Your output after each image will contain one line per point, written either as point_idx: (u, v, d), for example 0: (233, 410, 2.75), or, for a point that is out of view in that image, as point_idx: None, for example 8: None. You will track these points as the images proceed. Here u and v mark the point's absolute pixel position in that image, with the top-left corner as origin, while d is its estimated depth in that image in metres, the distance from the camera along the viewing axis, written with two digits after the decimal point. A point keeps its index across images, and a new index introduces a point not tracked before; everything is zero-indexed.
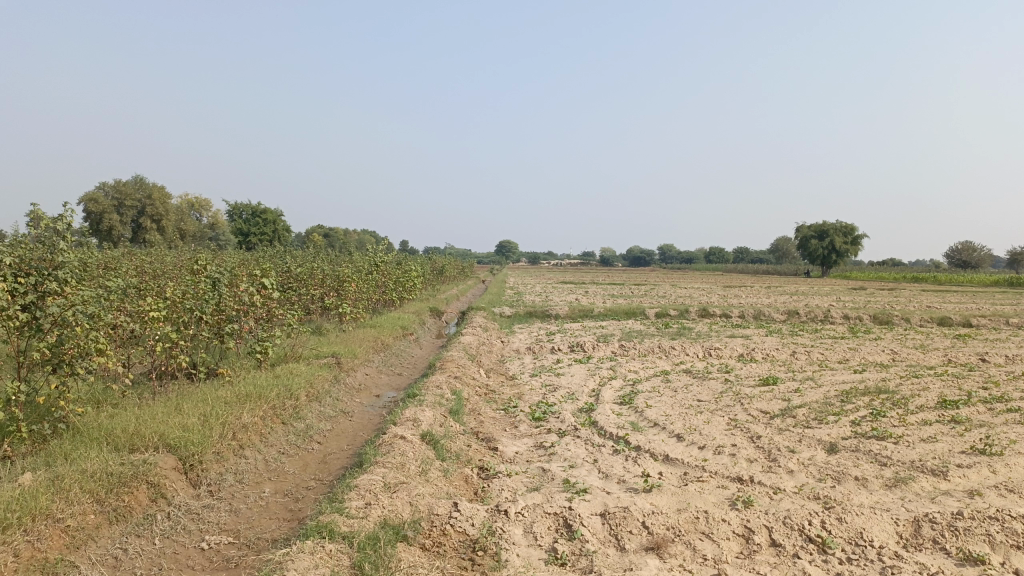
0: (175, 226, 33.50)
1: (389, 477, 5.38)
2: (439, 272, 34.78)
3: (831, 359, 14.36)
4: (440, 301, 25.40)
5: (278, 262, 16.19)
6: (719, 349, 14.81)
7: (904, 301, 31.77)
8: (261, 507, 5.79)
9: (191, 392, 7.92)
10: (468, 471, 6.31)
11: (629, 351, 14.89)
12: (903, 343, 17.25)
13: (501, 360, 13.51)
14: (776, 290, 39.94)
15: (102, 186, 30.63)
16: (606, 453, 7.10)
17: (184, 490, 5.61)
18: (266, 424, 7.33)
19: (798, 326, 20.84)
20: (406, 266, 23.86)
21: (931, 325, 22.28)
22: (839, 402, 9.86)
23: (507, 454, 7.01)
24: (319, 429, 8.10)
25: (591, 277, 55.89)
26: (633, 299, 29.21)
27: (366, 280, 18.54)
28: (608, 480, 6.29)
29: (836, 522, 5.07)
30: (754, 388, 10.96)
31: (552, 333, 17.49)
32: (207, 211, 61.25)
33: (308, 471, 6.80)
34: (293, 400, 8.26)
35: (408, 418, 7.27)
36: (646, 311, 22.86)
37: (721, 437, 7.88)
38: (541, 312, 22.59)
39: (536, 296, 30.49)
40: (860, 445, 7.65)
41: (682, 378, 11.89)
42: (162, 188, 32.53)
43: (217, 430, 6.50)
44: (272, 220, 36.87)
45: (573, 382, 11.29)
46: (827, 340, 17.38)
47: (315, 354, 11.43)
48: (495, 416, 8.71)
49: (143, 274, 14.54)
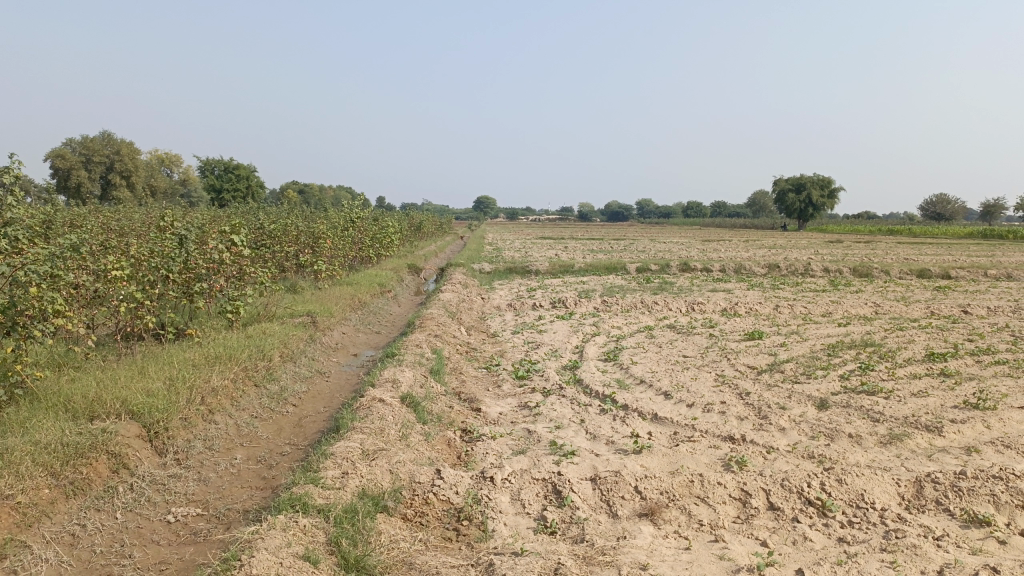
0: (147, 183, 32.58)
1: (367, 443, 5.08)
2: (417, 229, 34.19)
3: (815, 312, 14.24)
4: (419, 258, 24.98)
5: (251, 217, 15.67)
6: (702, 303, 14.61)
7: (882, 254, 31.83)
8: (232, 476, 5.50)
9: (158, 354, 7.54)
10: (450, 434, 6.03)
11: (611, 306, 14.65)
12: (885, 296, 17.17)
13: (481, 318, 13.20)
14: (753, 243, 39.98)
15: (68, 142, 29.60)
16: (593, 413, 6.86)
17: (149, 460, 5.29)
18: (237, 387, 7.00)
19: (779, 280, 20.73)
20: (383, 221, 23.35)
21: (911, 277, 22.29)
22: (826, 357, 9.70)
23: (491, 416, 6.74)
24: (294, 391, 7.77)
25: (569, 233, 55.61)
26: (613, 254, 28.93)
27: (342, 237, 18.07)
28: (596, 441, 6.05)
29: (836, 484, 4.87)
30: (739, 342, 10.78)
31: (533, 289, 17.23)
32: (179, 167, 59.78)
33: (282, 436, 6.50)
34: (266, 361, 7.91)
35: (387, 379, 6.97)
36: (627, 266, 22.62)
37: (709, 394, 7.67)
38: (521, 267, 22.28)
39: (516, 252, 30.14)
40: (852, 400, 7.48)
41: (666, 333, 11.67)
42: (131, 142, 31.52)
43: (185, 395, 6.15)
44: (246, 175, 35.95)
45: (556, 338, 11.04)
46: (809, 294, 17.26)
47: (290, 313, 11.05)
48: (477, 375, 8.44)
49: (109, 231, 13.99)
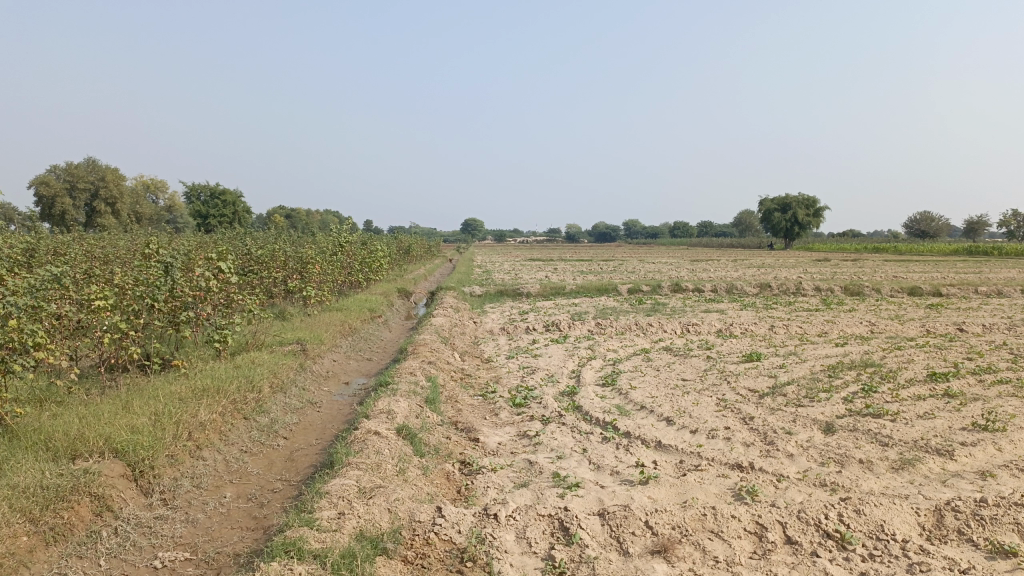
0: (132, 209, 32.26)
1: (363, 480, 4.84)
2: (405, 253, 33.96)
3: (811, 332, 14.12)
4: (408, 282, 24.74)
5: (238, 243, 15.44)
6: (697, 325, 14.46)
7: (870, 272, 31.88)
8: (221, 517, 5.24)
9: (143, 387, 7.28)
10: (449, 467, 5.80)
11: (605, 329, 14.47)
12: (878, 314, 17.10)
13: (474, 342, 12.98)
14: (741, 262, 40.02)
15: (53, 169, 29.31)
16: (595, 441, 6.66)
17: (133, 501, 5.03)
18: (226, 421, 6.75)
19: (772, 299, 20.64)
20: (371, 245, 23.13)
21: (902, 295, 22.27)
22: (827, 378, 9.54)
23: (490, 446, 6.52)
24: (285, 423, 7.52)
25: (558, 254, 55.53)
26: (603, 275, 28.80)
27: (331, 262, 17.84)
28: (601, 472, 5.84)
29: (854, 515, 4.67)
30: (738, 365, 10.61)
31: (524, 312, 17.03)
32: (165, 193, 59.42)
33: (274, 471, 6.24)
34: (256, 393, 7.66)
35: (382, 409, 6.74)
36: (618, 287, 22.48)
37: (713, 419, 7.48)
38: (512, 290, 22.10)
39: (506, 274, 30.02)
40: (858, 424, 7.31)
41: (663, 356, 11.50)
42: (116, 169, 31.24)
43: (171, 430, 5.90)
44: (232, 201, 35.68)
45: (552, 363, 10.83)
46: (802, 313, 17.16)
47: (279, 341, 10.80)
48: (474, 403, 8.22)
49: (94, 259, 13.71)
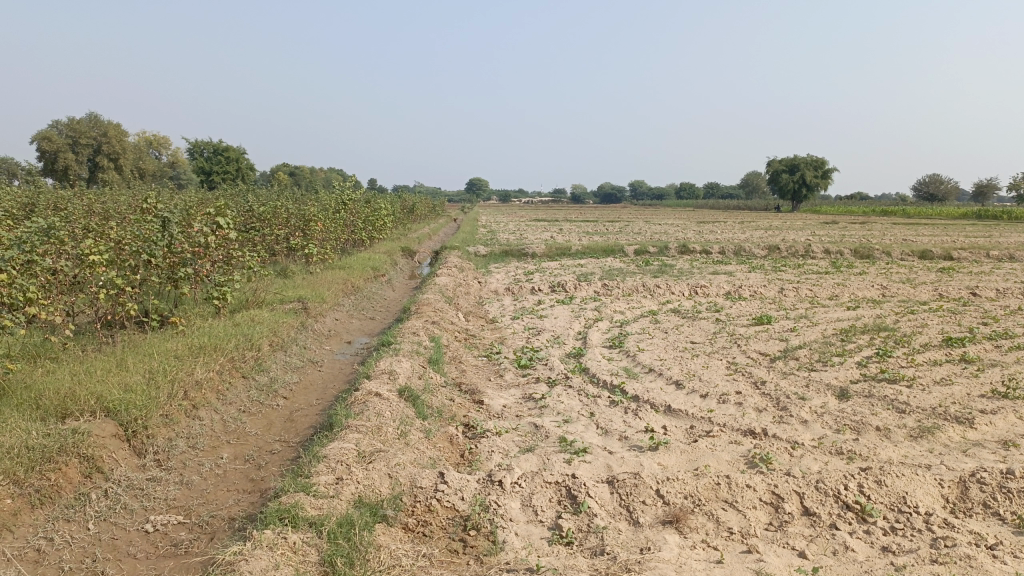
0: (135, 165, 31.84)
1: (363, 444, 4.64)
2: (409, 211, 33.58)
3: (822, 295, 13.87)
4: (412, 241, 24.44)
5: (239, 200, 15.15)
6: (705, 286, 14.20)
7: (879, 235, 31.46)
8: (216, 479, 5.07)
9: (138, 345, 7.09)
10: (452, 430, 5.62)
11: (612, 290, 14.23)
12: (888, 278, 16.81)
13: (479, 302, 12.76)
14: (749, 224, 39.53)
15: (54, 124, 28.96)
16: (603, 405, 6.46)
17: (125, 462, 4.85)
18: (223, 380, 6.56)
19: (780, 262, 20.34)
20: (375, 203, 22.80)
21: (912, 258, 21.94)
22: (839, 342, 9.31)
23: (494, 409, 6.33)
24: (284, 382, 7.34)
25: (562, 215, 55.06)
26: (609, 237, 28.47)
27: (333, 219, 17.55)
28: (609, 437, 5.65)
29: (875, 486, 4.48)
30: (748, 327, 10.38)
31: (529, 272, 16.78)
32: (168, 149, 58.93)
33: (273, 432, 6.07)
34: (254, 351, 7.46)
35: (383, 370, 6.54)
36: (625, 248, 22.19)
37: (723, 384, 7.28)
38: (517, 250, 21.83)
39: (510, 234, 29.70)
40: (873, 389, 7.10)
41: (671, 318, 11.27)
42: (118, 124, 30.81)
43: (166, 389, 5.71)
44: (236, 157, 35.22)
45: (558, 324, 10.62)
46: (812, 276, 16.88)
47: (280, 299, 10.59)
48: (478, 364, 8.02)
49: (93, 214, 13.46)
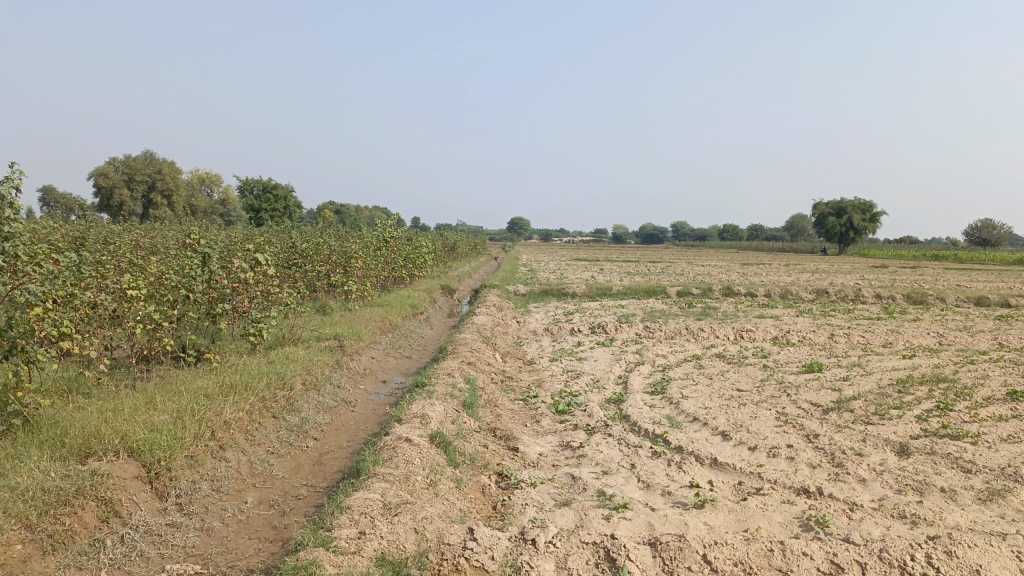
0: (187, 202, 32.56)
1: (389, 494, 4.39)
2: (451, 250, 33.66)
3: (874, 342, 13.30)
4: (453, 279, 24.40)
5: (282, 237, 15.24)
6: (751, 331, 13.75)
7: (931, 280, 30.48)
8: (238, 525, 4.86)
9: (171, 382, 6.99)
10: (484, 480, 5.34)
11: (654, 333, 13.87)
12: (944, 325, 16.13)
13: (517, 343, 12.51)
14: (795, 267, 38.72)
15: (112, 161, 29.85)
16: (645, 456, 6.13)
17: (145, 506, 4.69)
18: (253, 419, 6.40)
19: (829, 306, 19.72)
20: (416, 241, 22.84)
21: (968, 305, 21.11)
22: (896, 394, 8.82)
23: (530, 457, 6.04)
24: (315, 423, 7.15)
25: (603, 256, 54.79)
26: (651, 277, 28.11)
27: (375, 257, 17.56)
28: (651, 492, 5.32)
29: (945, 557, 4.02)
30: (797, 375, 9.94)
31: (569, 313, 16.49)
32: (219, 187, 60.41)
33: (300, 476, 5.86)
34: (287, 390, 7.30)
35: (416, 413, 6.31)
36: (667, 290, 21.79)
37: (773, 436, 6.89)
38: (557, 290, 21.60)
39: (550, 274, 29.50)
40: (936, 446, 6.63)
41: (716, 363, 10.87)
42: (172, 162, 31.65)
43: (193, 429, 5.56)
44: (284, 195, 35.84)
45: (597, 368, 10.31)
46: (863, 322, 16.29)
47: (316, 336, 10.48)
48: (514, 409, 7.75)
49: (140, 249, 13.63)
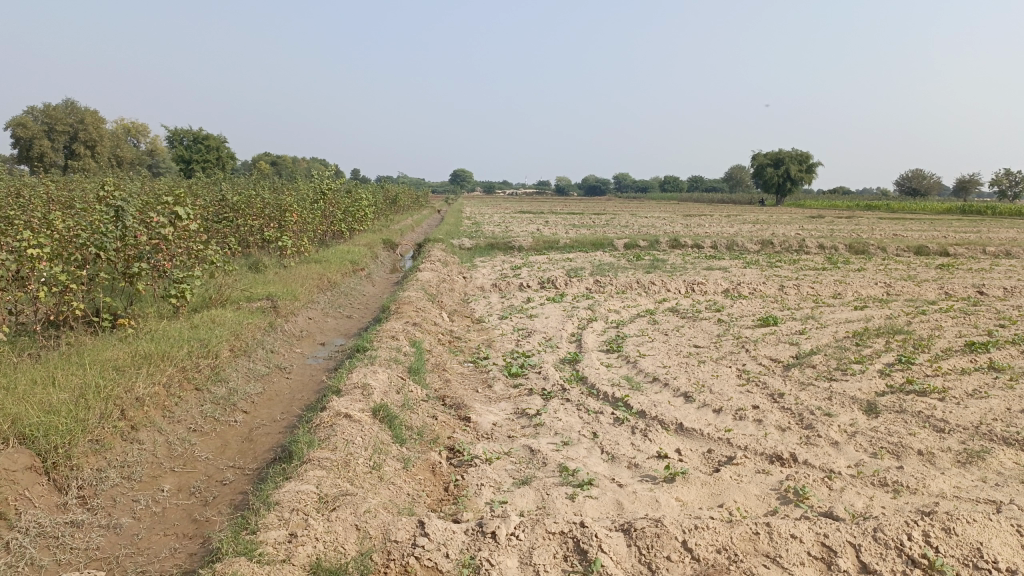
0: (113, 153, 30.66)
1: (326, 482, 3.83)
2: (392, 203, 32.67)
3: (825, 293, 13.14)
4: (394, 233, 23.57)
5: (209, 189, 14.21)
6: (703, 283, 13.44)
7: (870, 230, 30.85)
8: (153, 519, 4.24)
9: (79, 352, 6.22)
10: (434, 458, 4.83)
11: (604, 287, 13.45)
12: (889, 275, 16.15)
13: (464, 300, 11.93)
14: (736, 218, 38.78)
15: (29, 111, 27.83)
16: (606, 423, 5.68)
17: (40, 503, 4.01)
18: (171, 394, 5.71)
19: (775, 257, 19.66)
20: (356, 194, 21.88)
21: (908, 254, 21.33)
22: (855, 347, 8.59)
23: (483, 428, 5.54)
24: (246, 393, 6.51)
25: (547, 208, 54.24)
26: (597, 230, 27.81)
27: (312, 210, 16.64)
28: (616, 465, 4.88)
29: (943, 535, 3.68)
30: (754, 330, 9.64)
31: (517, 267, 15.95)
32: (147, 138, 57.49)
33: (226, 456, 5.25)
34: (212, 358, 6.59)
35: (356, 383, 5.72)
36: (615, 242, 21.41)
37: (738, 396, 6.53)
38: (503, 243, 21.00)
39: (494, 226, 28.87)
40: (904, 404, 6.38)
41: (671, 319, 10.51)
42: (96, 112, 29.67)
43: (98, 408, 4.86)
44: (216, 146, 34.10)
45: (549, 325, 9.83)
46: (811, 272, 16.19)
47: (246, 296, 9.72)
48: (464, 373, 7.22)
49: (51, 202, 12.51)
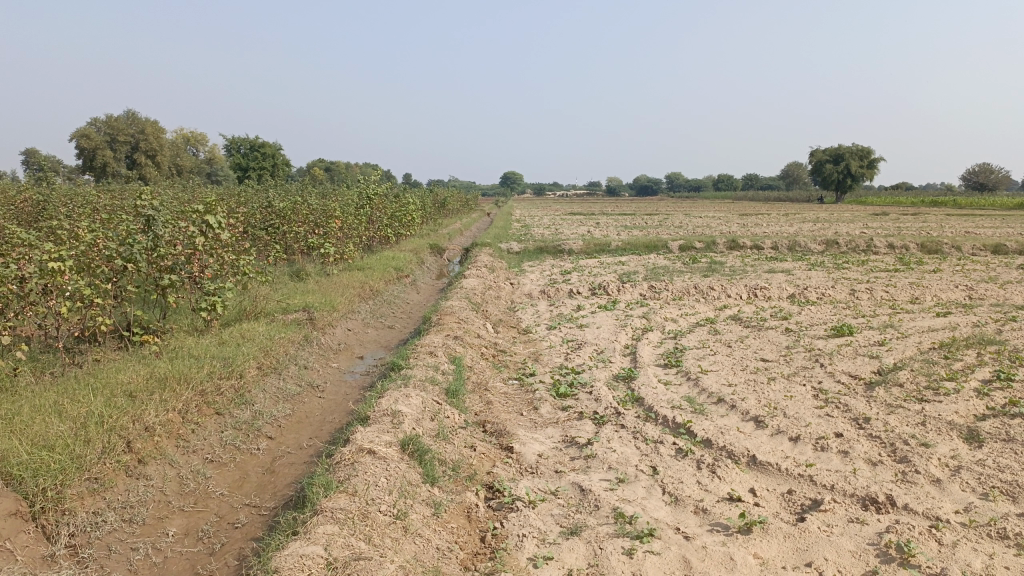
0: (171, 161, 30.94)
1: (339, 540, 3.26)
2: (441, 206, 32.37)
3: (900, 298, 12.15)
4: (442, 238, 23.07)
5: (251, 196, 13.91)
6: (766, 288, 12.57)
7: (940, 227, 29.22)
8: (150, 573, 3.74)
9: (96, 373, 5.80)
10: (470, 500, 4.23)
11: (660, 293, 12.70)
12: (968, 277, 14.94)
13: (511, 309, 11.32)
14: (796, 217, 37.21)
15: (93, 121, 28.31)
16: (667, 456, 5.01)
17: (24, 555, 3.54)
18: (187, 420, 5.23)
19: (841, 258, 18.55)
20: (404, 199, 21.50)
21: (984, 253, 19.96)
22: (944, 361, 7.69)
23: (527, 461, 4.92)
24: (272, 416, 6.01)
25: (598, 210, 53.35)
26: (650, 231, 26.89)
27: (357, 215, 16.25)
28: (681, 509, 4.21)
29: None
30: (827, 341, 8.78)
31: (567, 272, 15.26)
32: (205, 147, 58.51)
33: (243, 492, 4.73)
34: (236, 379, 6.11)
35: (386, 409, 5.15)
36: (669, 244, 20.55)
37: (816, 422, 5.77)
38: (553, 246, 20.35)
39: (545, 229, 28.22)
40: (1012, 431, 5.53)
41: (733, 328, 9.73)
42: (156, 121, 29.98)
43: (100, 441, 4.40)
44: (271, 153, 34.22)
45: (601, 337, 9.14)
46: (882, 275, 15.13)
47: (282, 308, 9.28)
48: (508, 393, 6.61)
49: (96, 208, 12.32)
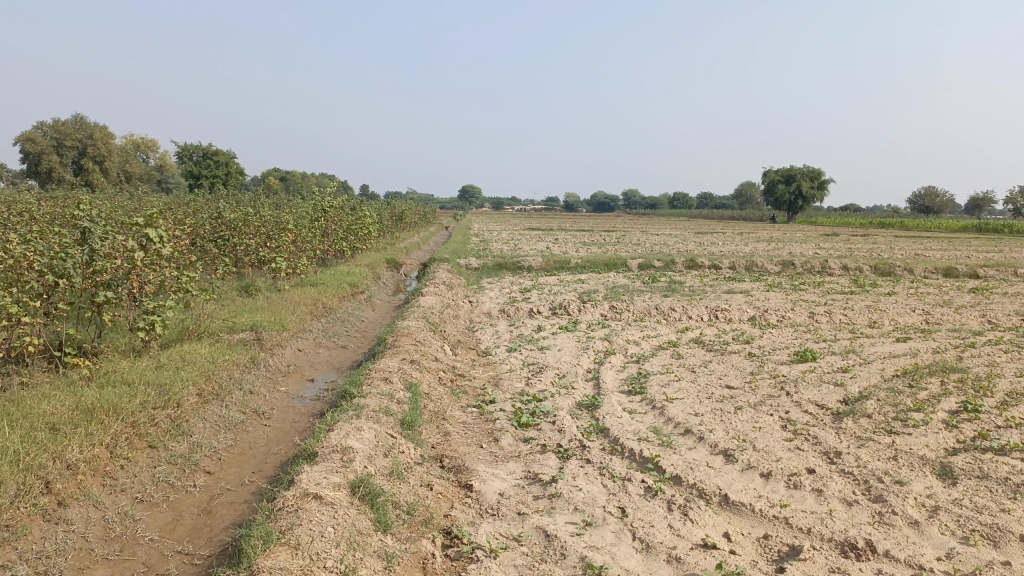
0: (121, 168, 29.91)
1: None
2: (398, 219, 31.89)
3: (859, 322, 12.14)
4: (399, 253, 22.62)
5: (200, 207, 13.34)
6: (727, 310, 12.46)
7: (891, 249, 29.68)
8: None
9: (17, 400, 5.29)
10: (426, 548, 3.89)
11: (621, 314, 12.49)
12: (922, 301, 15.07)
13: (470, 329, 10.98)
14: (750, 236, 37.57)
15: (38, 125, 27.21)
16: (636, 495, 4.73)
17: None
18: (115, 455, 4.79)
19: (798, 279, 18.62)
20: (361, 212, 21.01)
21: (936, 276, 20.26)
22: (908, 390, 7.57)
23: (487, 501, 4.59)
24: (212, 448, 5.57)
25: (556, 226, 53.34)
26: (609, 248, 26.84)
27: (311, 229, 15.76)
28: (652, 557, 3.93)
29: None
30: (791, 367, 8.64)
31: (526, 290, 14.98)
32: (157, 153, 57.03)
33: (176, 536, 4.31)
34: (173, 408, 5.66)
35: (336, 444, 4.78)
36: (628, 262, 20.43)
37: (787, 456, 5.56)
38: (512, 262, 20.06)
39: (503, 244, 27.95)
40: (986, 467, 5.38)
41: (696, 352, 9.54)
42: (105, 126, 28.96)
43: (11, 484, 3.95)
44: (225, 161, 33.36)
45: (563, 360, 8.86)
46: (839, 297, 15.17)
47: (229, 328, 8.79)
48: (467, 422, 6.27)
49: (33, 216, 11.64)
